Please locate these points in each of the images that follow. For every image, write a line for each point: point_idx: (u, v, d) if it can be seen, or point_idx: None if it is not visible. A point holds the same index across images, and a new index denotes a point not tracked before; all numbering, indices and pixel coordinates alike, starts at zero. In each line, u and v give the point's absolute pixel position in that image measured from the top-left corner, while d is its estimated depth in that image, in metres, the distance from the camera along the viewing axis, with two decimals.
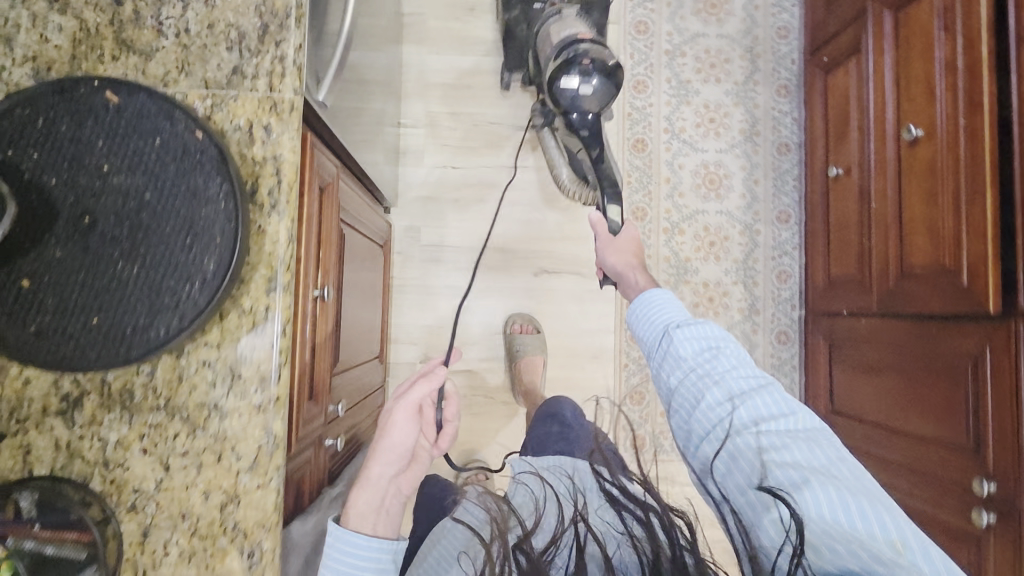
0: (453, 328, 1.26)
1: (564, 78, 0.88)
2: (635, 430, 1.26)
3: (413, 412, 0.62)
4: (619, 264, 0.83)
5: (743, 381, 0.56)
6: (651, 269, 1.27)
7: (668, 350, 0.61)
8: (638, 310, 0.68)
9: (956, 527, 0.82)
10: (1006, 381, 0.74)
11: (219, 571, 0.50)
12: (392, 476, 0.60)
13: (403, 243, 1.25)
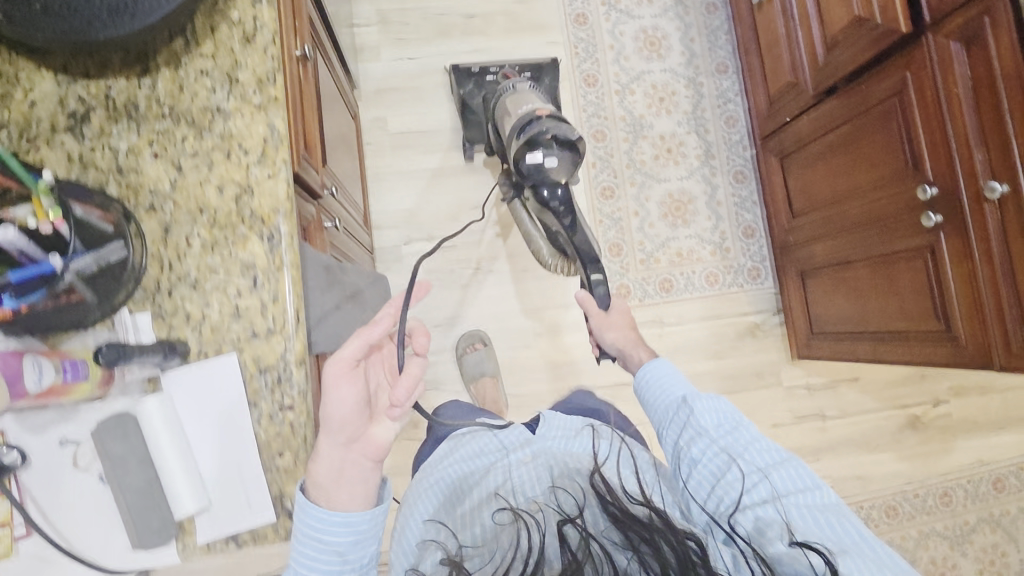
0: (431, 208, 1.30)
1: (529, 154, 0.91)
2: (618, 280, 1.31)
3: (350, 369, 0.47)
4: (617, 339, 0.85)
5: (766, 454, 0.60)
6: (609, 130, 1.35)
7: (688, 418, 0.66)
8: (649, 381, 0.73)
9: (909, 248, 0.89)
10: (929, 91, 0.82)
11: (242, 257, 0.54)
12: (343, 444, 0.49)
13: (372, 134, 1.30)
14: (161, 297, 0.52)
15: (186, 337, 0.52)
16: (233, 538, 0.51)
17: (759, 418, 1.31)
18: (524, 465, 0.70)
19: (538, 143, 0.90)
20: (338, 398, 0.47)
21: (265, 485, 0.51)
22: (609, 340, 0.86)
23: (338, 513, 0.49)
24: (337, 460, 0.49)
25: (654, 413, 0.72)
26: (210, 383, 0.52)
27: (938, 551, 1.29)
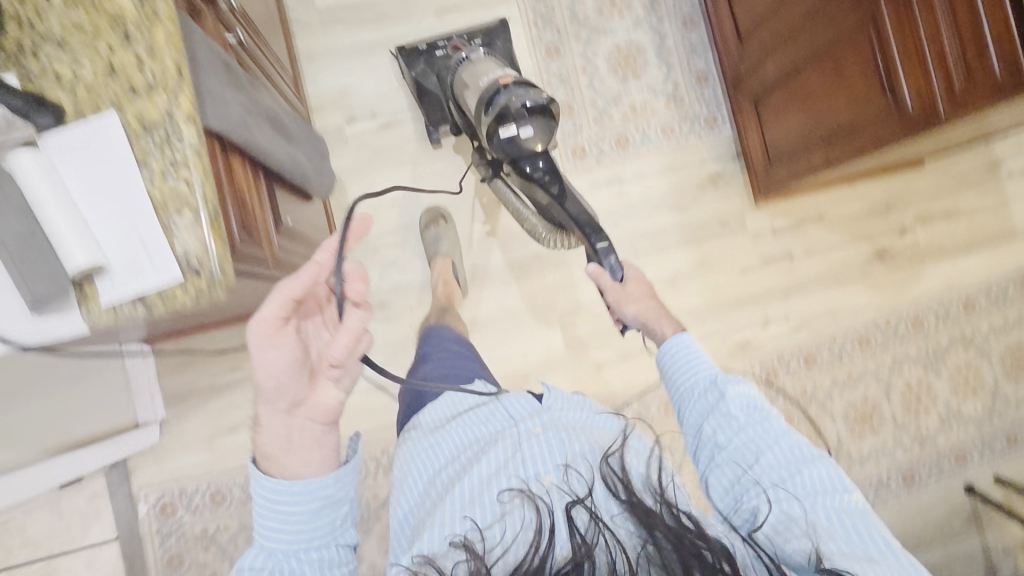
0: (369, 84, 1.23)
1: (501, 128, 0.86)
2: (571, 139, 1.26)
3: (270, 330, 0.56)
4: (643, 312, 0.84)
5: (793, 448, 0.64)
6: None
7: (718, 403, 0.69)
8: (672, 356, 0.75)
9: (847, 28, 0.86)
10: None
11: (106, 10, 0.49)
12: (283, 412, 0.59)
13: (296, 10, 1.21)
14: (23, 57, 0.49)
15: (58, 99, 0.49)
16: (140, 300, 0.49)
17: (728, 266, 1.29)
18: (531, 435, 0.71)
19: (507, 117, 0.85)
20: (265, 358, 0.56)
21: (165, 245, 0.48)
22: (636, 316, 0.84)
23: (287, 484, 0.58)
24: (280, 425, 0.59)
25: (673, 388, 0.74)
26: (91, 144, 0.48)
27: (912, 375, 1.31)
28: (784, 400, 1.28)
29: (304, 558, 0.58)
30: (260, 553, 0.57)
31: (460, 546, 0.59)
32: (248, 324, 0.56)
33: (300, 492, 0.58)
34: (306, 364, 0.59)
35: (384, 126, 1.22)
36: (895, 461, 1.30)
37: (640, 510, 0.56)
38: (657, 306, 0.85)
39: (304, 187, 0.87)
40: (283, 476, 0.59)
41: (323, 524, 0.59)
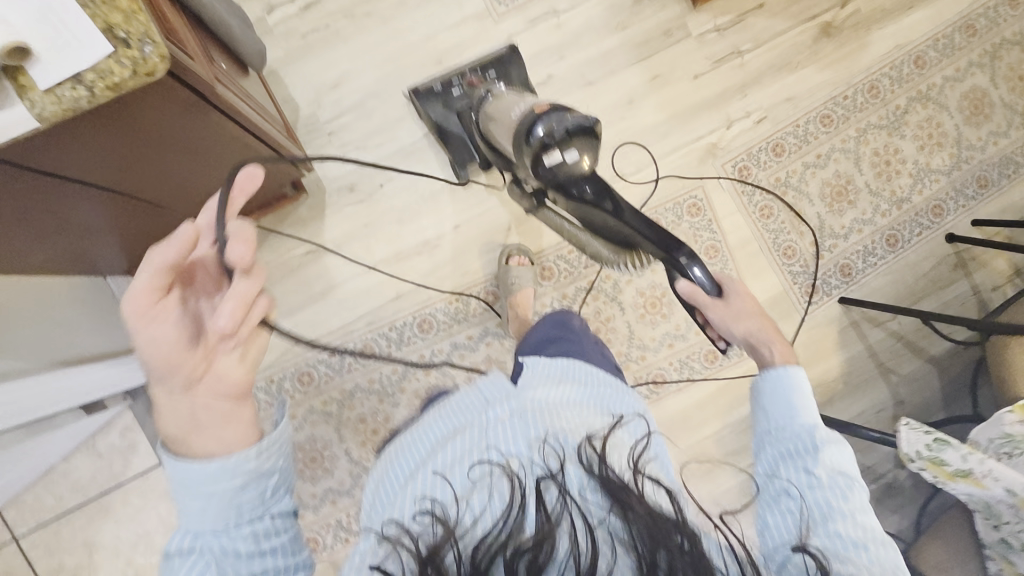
0: None
1: (545, 156, 0.78)
2: None
3: (144, 298, 0.50)
4: (752, 327, 0.81)
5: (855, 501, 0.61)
6: None
7: (808, 446, 0.66)
8: (772, 389, 0.74)
9: None
10: None
11: None
12: (180, 391, 0.54)
13: None
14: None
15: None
16: (78, 82, 0.48)
17: (681, 76, 1.29)
18: (501, 421, 0.66)
19: (545, 139, 0.78)
20: (145, 334, 0.51)
21: (85, 19, 0.47)
22: (747, 328, 0.81)
23: (195, 463, 0.53)
24: (182, 405, 0.54)
25: (765, 421, 0.73)
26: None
27: (878, 142, 1.34)
28: (761, 194, 1.31)
29: (225, 537, 0.53)
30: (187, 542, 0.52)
31: (418, 528, 0.57)
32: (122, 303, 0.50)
33: (213, 472, 0.53)
34: (199, 336, 0.53)
35: (306, 9, 1.19)
36: (877, 228, 1.34)
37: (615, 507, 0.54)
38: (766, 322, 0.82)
39: (232, 49, 0.86)
40: (195, 453, 0.54)
41: (248, 505, 0.54)
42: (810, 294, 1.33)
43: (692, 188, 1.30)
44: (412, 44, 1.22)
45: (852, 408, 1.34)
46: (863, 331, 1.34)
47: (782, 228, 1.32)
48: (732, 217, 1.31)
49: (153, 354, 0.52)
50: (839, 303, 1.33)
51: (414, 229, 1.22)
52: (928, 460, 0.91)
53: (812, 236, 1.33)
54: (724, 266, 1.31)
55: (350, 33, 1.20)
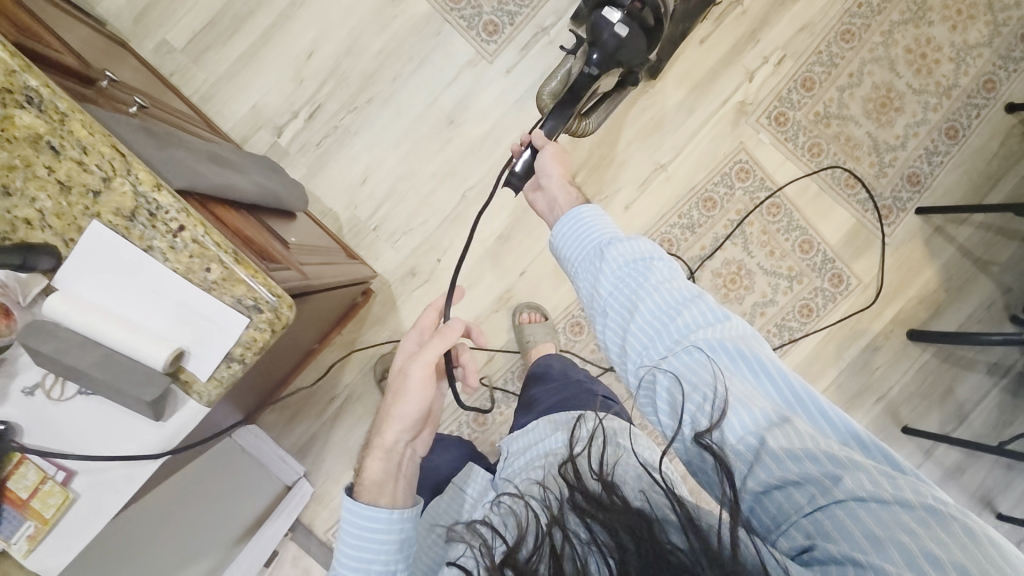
0: (272, 90, 1.18)
1: (610, 8, 0.82)
2: (478, 21, 1.21)
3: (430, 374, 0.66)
4: (553, 175, 0.76)
5: (674, 292, 0.58)
6: None
7: (626, 267, 0.62)
8: (566, 229, 0.68)
9: None
10: None
11: (16, 132, 0.48)
12: (406, 439, 0.67)
13: (165, 61, 1.16)
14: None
15: (48, 241, 0.50)
16: (229, 361, 0.51)
17: (686, 44, 1.24)
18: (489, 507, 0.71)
19: (625, 2, 0.83)
20: (411, 391, 0.66)
21: (216, 303, 0.50)
22: (547, 171, 0.77)
23: (375, 511, 0.61)
24: (401, 454, 0.67)
25: (568, 264, 0.68)
26: (113, 249, 0.50)
27: (909, 38, 1.27)
28: (806, 134, 1.27)
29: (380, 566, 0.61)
30: (347, 572, 0.61)
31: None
32: (411, 363, 0.65)
33: (388, 520, 0.62)
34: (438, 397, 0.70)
35: (310, 118, 1.19)
36: (933, 125, 1.28)
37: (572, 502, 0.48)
38: (566, 183, 0.76)
39: (284, 209, 0.88)
40: (377, 501, 0.63)
41: (400, 560, 0.62)
42: (884, 217, 1.29)
43: (736, 153, 1.26)
44: (418, 113, 1.21)
45: (962, 312, 1.31)
46: (949, 234, 1.30)
47: (837, 160, 1.28)
48: (783, 167, 1.27)
49: (410, 405, 0.66)
50: (917, 215, 1.29)
51: (484, 289, 1.24)
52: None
53: (870, 156, 1.28)
54: (791, 219, 1.27)
55: (358, 126, 1.20)
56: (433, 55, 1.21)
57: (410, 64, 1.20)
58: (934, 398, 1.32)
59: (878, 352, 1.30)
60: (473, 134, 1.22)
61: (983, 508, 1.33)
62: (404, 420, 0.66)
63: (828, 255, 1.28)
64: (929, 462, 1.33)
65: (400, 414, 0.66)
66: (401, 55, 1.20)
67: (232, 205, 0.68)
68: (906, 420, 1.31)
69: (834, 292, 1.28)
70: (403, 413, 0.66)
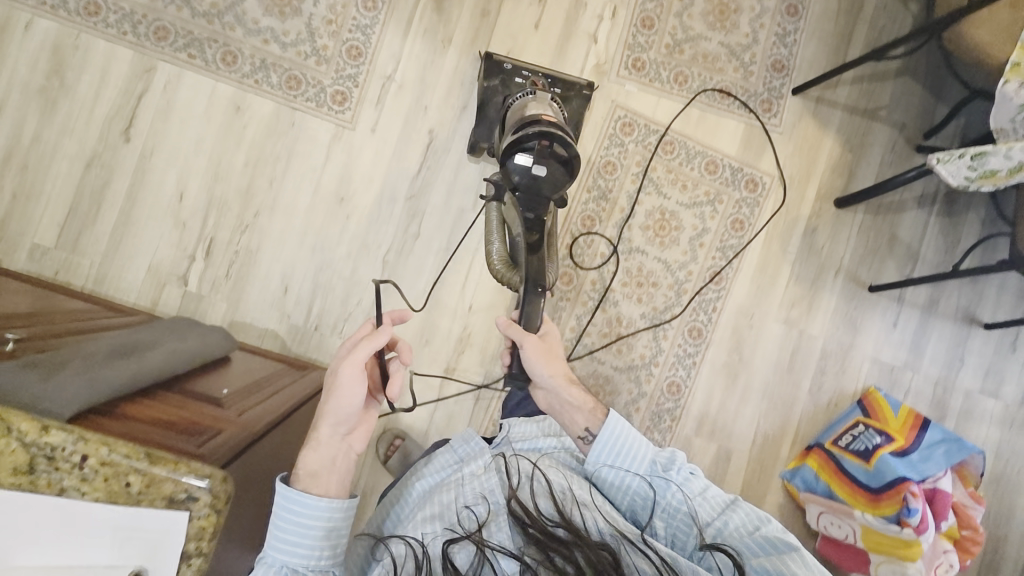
0: (157, 245, 1.17)
1: (518, 157, 0.87)
2: (326, 96, 1.21)
3: (358, 370, 0.71)
4: (544, 374, 0.89)
5: (710, 495, 0.82)
6: (163, 21, 1.16)
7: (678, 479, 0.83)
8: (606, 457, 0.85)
9: None
10: None
11: None
12: (341, 434, 0.74)
13: (42, 263, 1.14)
14: None
15: None
16: (188, 558, 0.54)
17: (525, 36, 1.27)
18: (481, 475, 0.83)
19: (531, 145, 0.88)
20: (340, 390, 0.72)
21: (151, 512, 0.52)
22: (540, 368, 0.89)
23: (323, 497, 0.70)
24: (339, 447, 0.74)
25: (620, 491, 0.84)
26: (7, 507, 0.50)
27: None
28: (665, 68, 1.31)
29: (307, 548, 0.69)
30: (277, 553, 0.68)
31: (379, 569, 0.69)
32: (337, 362, 0.72)
33: (318, 507, 0.69)
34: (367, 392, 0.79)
35: (207, 256, 1.18)
36: (772, 11, 1.35)
37: (547, 545, 0.66)
38: (566, 382, 0.89)
39: (210, 357, 0.86)
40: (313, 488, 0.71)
41: (328, 548, 0.70)
42: (767, 110, 1.34)
43: (613, 112, 1.29)
44: (308, 205, 1.21)
45: (874, 163, 1.37)
46: (829, 100, 1.36)
47: (704, 79, 1.32)
48: (660, 106, 1.31)
49: (340, 400, 0.72)
50: (795, 95, 1.34)
51: (442, 337, 1.24)
52: (1009, 66, 0.96)
53: (731, 63, 1.33)
54: (688, 150, 1.31)
55: (257, 243, 1.20)
56: (298, 145, 1.21)
57: (278, 164, 1.20)
58: (884, 250, 1.37)
59: (818, 231, 1.35)
60: (369, 200, 1.23)
61: (971, 325, 1.39)
62: (337, 416, 0.73)
63: (735, 166, 1.32)
64: (907, 308, 1.37)
65: (334, 410, 0.72)
66: (269, 158, 1.20)
67: (140, 396, 0.68)
68: (870, 280, 1.36)
69: (756, 196, 1.32)
70: (336, 410, 0.73)
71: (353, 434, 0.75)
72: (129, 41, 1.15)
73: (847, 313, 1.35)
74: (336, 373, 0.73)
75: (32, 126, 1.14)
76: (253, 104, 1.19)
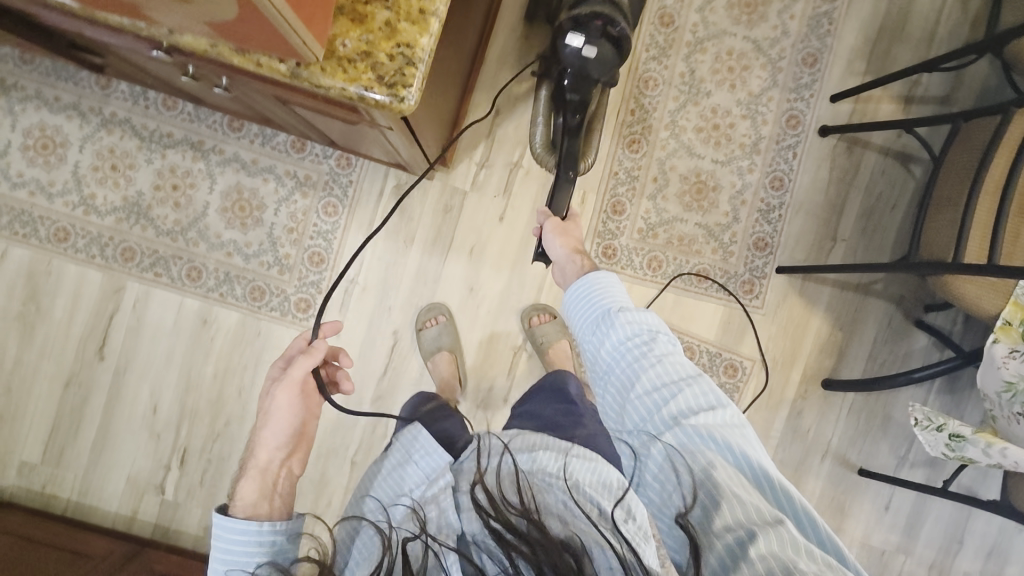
0: (137, 457, 1.23)
1: (570, 37, 0.85)
2: (290, 305, 1.22)
3: (297, 387, 0.73)
4: (556, 247, 0.96)
5: (673, 366, 0.74)
6: (128, 240, 1.19)
7: (639, 342, 0.76)
8: (575, 298, 0.83)
9: (367, 127, 0.76)
10: (283, 104, 0.75)
11: None
12: (282, 457, 0.72)
13: (32, 478, 1.22)
14: None
15: None
16: None
17: (490, 229, 1.24)
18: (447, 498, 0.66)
19: (587, 23, 0.86)
20: (276, 403, 0.73)
21: None
22: (551, 242, 0.96)
23: (248, 522, 0.63)
24: (278, 468, 0.72)
25: (579, 334, 0.82)
26: None
27: (693, 118, 1.25)
28: (638, 253, 1.25)
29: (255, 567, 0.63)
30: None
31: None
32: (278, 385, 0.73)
33: (258, 531, 0.63)
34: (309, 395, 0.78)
35: (182, 465, 1.23)
36: (755, 185, 1.26)
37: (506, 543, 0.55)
38: (570, 252, 0.94)
39: None
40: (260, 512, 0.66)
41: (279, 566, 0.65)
42: (749, 291, 1.27)
43: None
44: None
45: (867, 343, 1.28)
46: (817, 277, 1.28)
47: (680, 263, 1.26)
48: (632, 293, 1.26)
49: (276, 423, 0.73)
50: (780, 274, 1.26)
51: None
52: (1001, 323, 0.88)
53: (709, 244, 1.26)
54: None
55: (230, 449, 1.23)
56: (264, 354, 1.23)
57: (246, 373, 1.23)
58: (876, 434, 1.30)
59: (804, 416, 1.29)
60: (336, 404, 1.24)
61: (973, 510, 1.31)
62: (279, 440, 0.73)
63: (714, 352, 1.27)
64: (903, 493, 1.31)
65: (272, 434, 0.73)
66: (235, 368, 1.23)
67: None
68: (861, 465, 1.30)
69: (735, 382, 1.27)
70: (275, 430, 0.73)
71: (293, 456, 0.74)
72: (98, 264, 1.19)
73: (832, 498, 1.30)
74: (274, 394, 0.74)
75: (13, 351, 1.20)
76: (219, 316, 1.22)
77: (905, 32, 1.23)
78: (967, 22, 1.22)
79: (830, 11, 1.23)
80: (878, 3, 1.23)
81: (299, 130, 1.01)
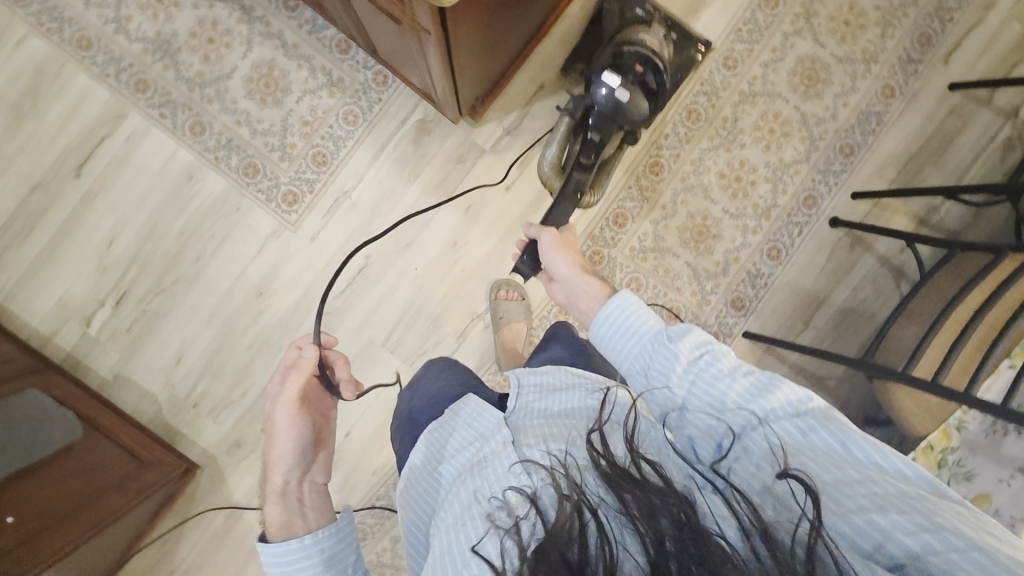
0: (77, 281, 1.21)
1: (608, 78, 0.89)
2: (277, 193, 1.21)
3: (295, 406, 0.75)
4: (560, 264, 0.82)
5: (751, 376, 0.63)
6: (146, 74, 1.18)
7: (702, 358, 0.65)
8: (611, 324, 0.72)
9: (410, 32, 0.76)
10: None
11: None
12: (298, 473, 0.75)
13: None
14: None
15: None
16: None
17: (493, 194, 1.24)
18: (501, 453, 0.63)
19: (627, 66, 0.93)
20: (280, 422, 0.75)
21: None
22: (553, 259, 0.83)
23: (288, 542, 0.67)
24: (296, 481, 0.75)
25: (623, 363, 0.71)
26: None
27: (720, 163, 1.26)
28: (622, 270, 1.27)
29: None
30: None
31: None
32: (276, 407, 0.75)
33: (303, 546, 0.67)
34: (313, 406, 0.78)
35: (117, 305, 1.21)
36: (753, 248, 1.27)
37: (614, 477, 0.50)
38: (578, 272, 0.81)
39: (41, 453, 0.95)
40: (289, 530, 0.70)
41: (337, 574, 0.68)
42: None
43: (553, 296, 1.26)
44: (226, 290, 1.22)
45: None
46: (779, 353, 1.29)
47: (657, 293, 1.27)
48: None
49: (283, 444, 0.74)
50: (745, 338, 1.28)
51: None
52: (926, 445, 0.93)
53: (691, 286, 1.28)
54: None
55: (169, 307, 1.22)
56: (235, 230, 1.22)
57: (212, 241, 1.22)
58: None
59: None
60: (286, 303, 1.23)
61: None
62: (286, 457, 0.74)
63: None
64: None
65: (279, 455, 0.74)
66: (203, 234, 1.21)
67: None
68: None
69: None
70: (283, 451, 0.74)
71: (311, 468, 0.77)
72: (108, 84, 1.18)
73: None
74: (276, 415, 0.75)
75: None
76: (206, 177, 1.20)
77: (941, 158, 1.26)
78: (999, 171, 1.26)
79: (882, 113, 1.26)
80: (927, 122, 1.26)
81: (350, 29, 1.02)
